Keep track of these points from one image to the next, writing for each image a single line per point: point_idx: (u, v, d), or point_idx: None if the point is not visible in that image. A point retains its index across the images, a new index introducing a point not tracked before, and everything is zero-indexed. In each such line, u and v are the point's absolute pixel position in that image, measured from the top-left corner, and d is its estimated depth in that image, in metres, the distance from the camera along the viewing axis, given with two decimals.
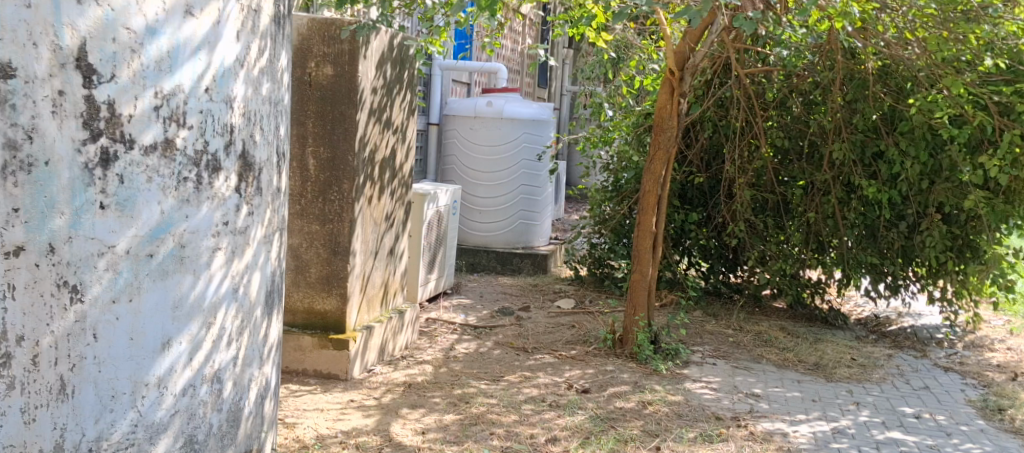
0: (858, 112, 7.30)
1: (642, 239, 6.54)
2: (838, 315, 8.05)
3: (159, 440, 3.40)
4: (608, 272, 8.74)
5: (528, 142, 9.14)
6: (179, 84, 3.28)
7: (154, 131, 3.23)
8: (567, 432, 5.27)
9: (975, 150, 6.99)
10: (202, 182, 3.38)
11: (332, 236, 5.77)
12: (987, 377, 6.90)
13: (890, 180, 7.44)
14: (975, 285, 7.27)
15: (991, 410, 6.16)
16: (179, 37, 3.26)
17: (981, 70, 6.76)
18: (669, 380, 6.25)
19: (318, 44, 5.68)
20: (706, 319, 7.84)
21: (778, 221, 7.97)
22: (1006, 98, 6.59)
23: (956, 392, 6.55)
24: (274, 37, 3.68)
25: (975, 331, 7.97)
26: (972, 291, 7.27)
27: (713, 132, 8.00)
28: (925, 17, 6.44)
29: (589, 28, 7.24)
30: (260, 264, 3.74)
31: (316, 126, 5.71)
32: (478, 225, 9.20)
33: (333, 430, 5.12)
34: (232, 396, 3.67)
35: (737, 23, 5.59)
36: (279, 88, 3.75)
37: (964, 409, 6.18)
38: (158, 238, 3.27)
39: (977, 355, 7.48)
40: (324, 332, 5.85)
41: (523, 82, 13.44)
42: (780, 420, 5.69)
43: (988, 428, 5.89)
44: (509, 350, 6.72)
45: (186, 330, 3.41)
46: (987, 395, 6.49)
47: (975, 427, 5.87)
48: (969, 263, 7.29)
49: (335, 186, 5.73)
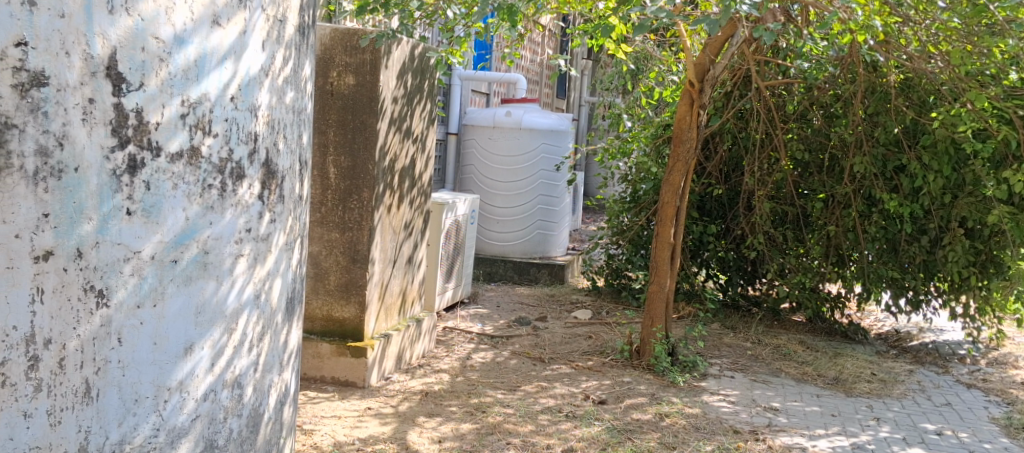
0: (880, 125, 7.32)
1: (661, 250, 6.56)
2: (859, 329, 8.06)
3: (180, 444, 3.42)
4: (625, 283, 8.77)
5: (546, 153, 9.17)
6: (205, 92, 3.30)
7: (179, 138, 3.24)
8: (585, 443, 5.28)
9: (999, 165, 7.01)
10: (226, 189, 3.40)
11: (352, 244, 5.81)
12: (1011, 395, 6.88)
13: (912, 194, 7.43)
14: (999, 301, 7.27)
15: (1014, 428, 6.15)
16: (206, 46, 3.28)
17: (1007, 84, 6.76)
18: (686, 392, 6.25)
19: (340, 54, 5.73)
20: (724, 332, 7.85)
21: (799, 234, 7.97)
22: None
23: (979, 409, 6.54)
24: (298, 46, 3.72)
25: (998, 348, 7.96)
26: (995, 307, 7.27)
27: (732, 143, 8.02)
28: (949, 30, 6.43)
29: (609, 40, 7.26)
30: (282, 271, 3.78)
31: (337, 135, 5.76)
32: (495, 234, 9.23)
33: (350, 437, 5.15)
34: (252, 402, 3.70)
35: (757, 33, 5.62)
36: (302, 97, 3.80)
37: (987, 427, 6.17)
38: (182, 244, 3.29)
39: (1000, 372, 7.47)
40: (342, 339, 5.87)
41: (542, 93, 13.48)
42: (800, 434, 5.70)
43: (1011, 446, 5.88)
44: (526, 360, 6.74)
45: (208, 336, 3.43)
46: (1010, 412, 6.47)
47: (999, 445, 5.86)
48: (992, 278, 7.25)
49: (354, 194, 5.77)
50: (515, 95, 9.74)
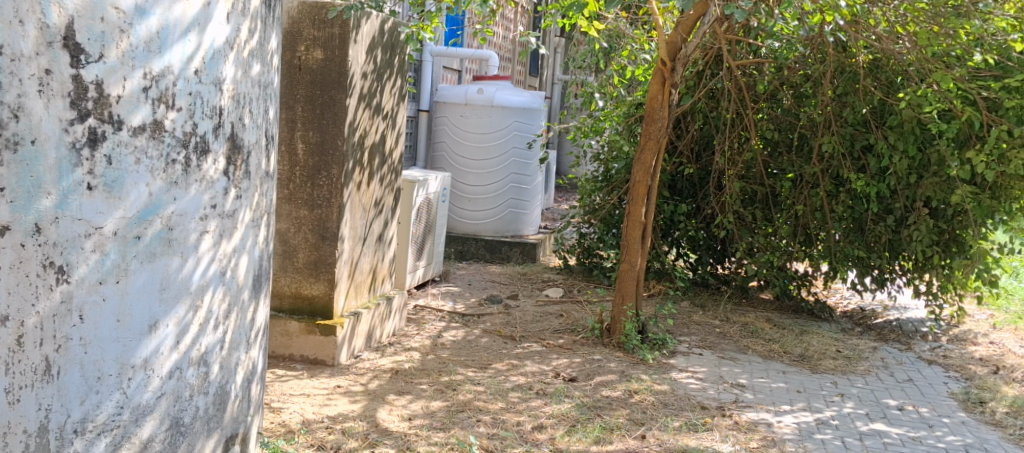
0: (848, 105, 7.34)
1: (632, 229, 6.53)
2: (825, 307, 8.10)
3: (146, 422, 3.44)
4: (597, 262, 8.75)
5: (518, 131, 9.15)
6: (169, 65, 3.34)
7: (142, 112, 3.27)
8: (554, 420, 5.28)
9: (963, 145, 7.02)
10: (190, 165, 3.46)
11: (321, 221, 5.76)
12: (969, 370, 6.94)
13: (879, 174, 7.46)
14: (960, 279, 7.30)
15: (972, 403, 6.20)
16: (169, 18, 3.32)
17: (971, 66, 6.84)
18: (656, 369, 6.26)
19: (308, 27, 5.67)
20: (694, 310, 7.87)
21: (767, 213, 7.96)
22: (996, 94, 6.67)
23: (940, 385, 6.58)
24: (263, 19, 3.79)
25: (959, 325, 8.03)
26: (957, 286, 7.30)
27: (703, 123, 7.98)
28: (916, 12, 6.54)
29: (581, 17, 7.22)
30: (247, 248, 3.85)
31: (305, 111, 5.70)
32: (468, 213, 9.20)
33: (319, 415, 5.11)
34: (218, 380, 3.76)
35: (729, 10, 5.63)
36: (268, 71, 3.87)
37: (946, 402, 6.21)
38: (146, 220, 3.33)
39: (961, 348, 7.53)
40: (311, 318, 5.83)
41: (514, 71, 13.39)
42: (765, 410, 5.72)
43: (969, 420, 5.93)
44: (496, 338, 6.72)
45: (173, 313, 3.48)
46: (968, 387, 6.52)
47: (957, 419, 5.90)
48: (955, 257, 7.33)
49: (323, 171, 5.71)
50: (487, 72, 9.66)
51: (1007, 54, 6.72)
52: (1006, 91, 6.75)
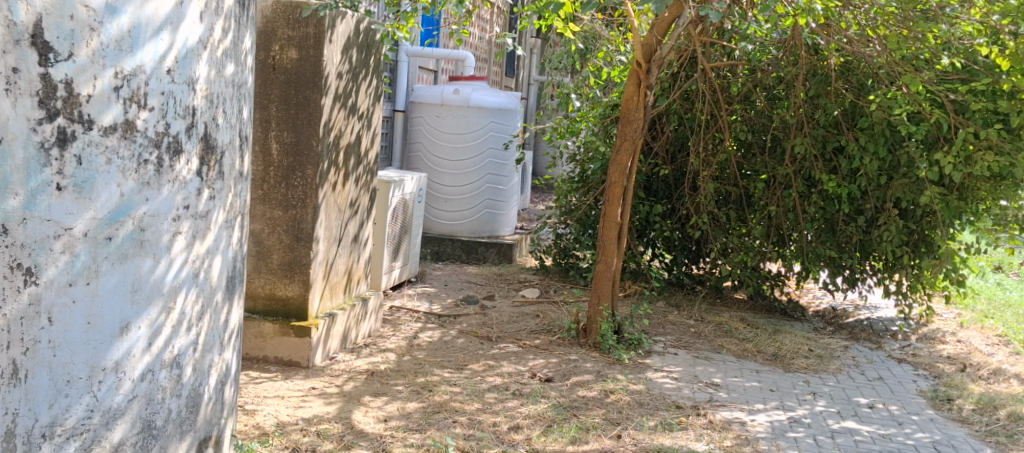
0: (820, 107, 7.37)
1: (608, 230, 6.53)
2: (797, 307, 8.14)
3: (116, 425, 3.40)
4: (573, 262, 8.74)
5: (494, 131, 9.13)
6: (140, 64, 3.30)
7: (113, 111, 3.24)
8: (530, 421, 5.27)
9: (931, 147, 7.08)
10: (163, 165, 3.43)
11: (295, 222, 5.72)
12: (937, 368, 6.98)
13: (850, 175, 7.49)
14: (929, 279, 7.39)
15: (940, 400, 6.23)
16: (141, 16, 3.28)
17: (939, 69, 6.91)
18: (631, 369, 6.26)
19: (283, 26, 5.63)
20: (670, 310, 7.87)
21: (741, 214, 7.97)
22: (962, 97, 6.72)
23: (909, 383, 6.61)
24: (237, 18, 3.77)
25: (927, 324, 8.09)
26: (926, 285, 7.40)
27: (678, 124, 7.99)
28: (885, 15, 6.58)
29: (557, 18, 7.20)
30: (221, 249, 3.82)
31: (280, 111, 5.66)
32: (444, 213, 9.17)
33: (293, 417, 5.08)
34: (191, 382, 3.73)
35: (704, 11, 5.63)
36: (242, 71, 3.85)
37: (915, 399, 6.24)
38: (117, 221, 3.30)
39: (929, 347, 7.58)
40: (286, 319, 5.79)
41: (490, 71, 13.37)
42: (739, 409, 5.72)
43: (937, 417, 5.95)
44: (472, 339, 6.70)
45: (145, 315, 3.44)
46: (936, 385, 6.55)
47: (925, 416, 5.93)
48: (924, 257, 7.39)
49: (298, 171, 5.67)
50: (463, 72, 9.61)
51: (972, 58, 6.79)
52: (972, 94, 6.81)
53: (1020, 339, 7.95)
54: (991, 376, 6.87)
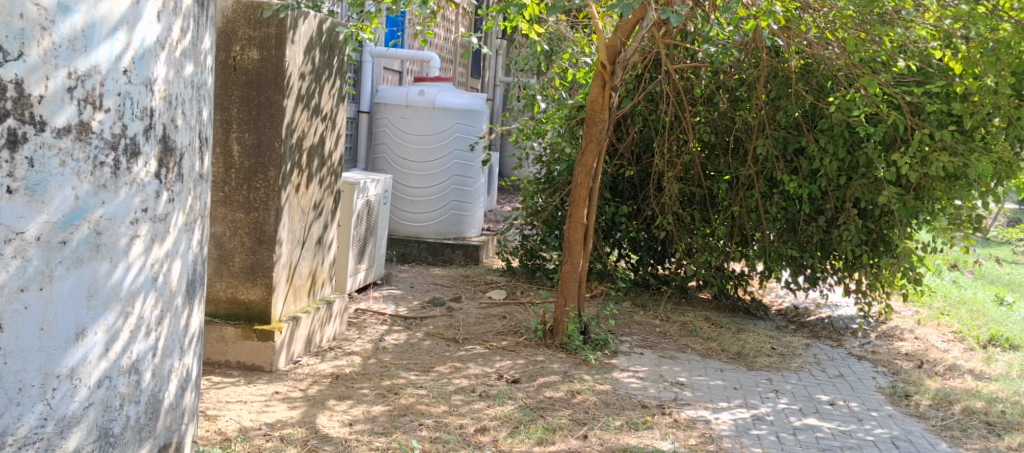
0: (781, 109, 7.39)
1: (574, 231, 6.50)
2: (760, 306, 8.15)
3: (71, 434, 3.33)
4: (540, 263, 8.70)
5: (460, 133, 9.08)
6: (95, 64, 3.24)
7: (67, 112, 3.18)
8: (496, 422, 5.23)
9: (890, 147, 7.15)
10: (119, 167, 3.37)
11: (257, 224, 5.65)
12: (896, 365, 7.01)
13: (810, 176, 7.51)
14: (888, 277, 7.46)
15: (899, 396, 6.25)
16: (95, 15, 3.22)
17: (896, 71, 6.96)
18: (597, 369, 6.24)
19: (244, 27, 5.56)
20: (635, 310, 7.85)
21: (705, 214, 7.96)
22: (918, 99, 6.75)
23: (868, 379, 6.63)
24: (196, 18, 3.71)
25: (886, 321, 8.13)
26: (885, 284, 7.45)
27: (643, 125, 7.98)
28: (844, 18, 6.62)
29: (522, 19, 7.17)
30: (181, 252, 3.76)
31: (241, 112, 5.59)
32: (409, 215, 9.12)
33: (256, 422, 5.01)
34: (151, 388, 3.66)
35: (665, 14, 5.60)
36: (201, 71, 3.79)
37: (874, 396, 6.26)
38: (72, 225, 3.23)
39: (888, 344, 7.61)
40: (248, 323, 5.72)
41: (456, 72, 13.32)
42: (704, 407, 5.71)
43: (896, 413, 5.97)
44: (439, 341, 6.65)
45: (101, 320, 3.38)
46: (895, 381, 6.58)
47: (884, 412, 5.94)
48: (882, 256, 7.45)
49: (260, 173, 5.60)
50: (429, 73, 9.54)
51: (927, 60, 6.86)
52: (928, 96, 6.88)
53: (975, 334, 8.01)
54: (947, 372, 6.91)
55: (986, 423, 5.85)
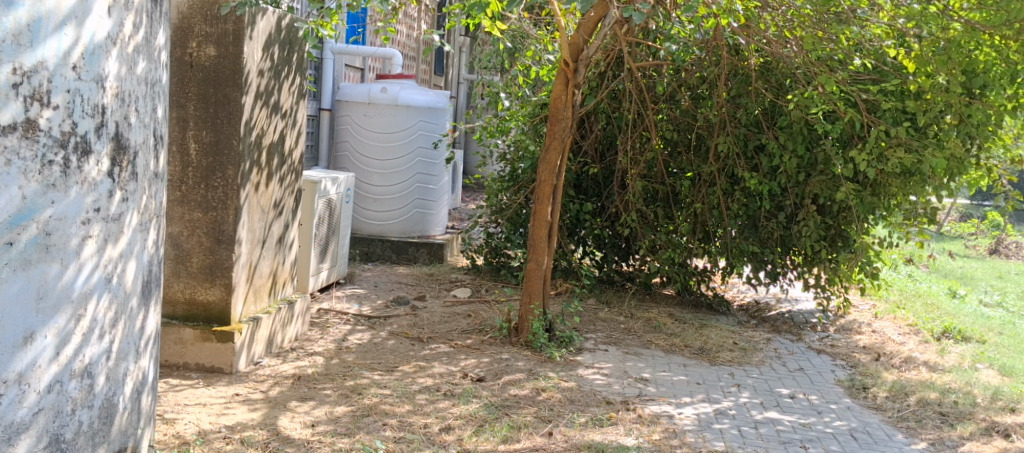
0: (741, 107, 7.37)
1: (538, 229, 6.44)
2: (723, 301, 8.14)
3: (20, 440, 3.23)
4: (504, 261, 8.64)
5: (423, 130, 9.00)
6: (41, 61, 3.16)
7: (12, 110, 3.10)
8: (461, 421, 5.17)
9: (847, 145, 7.19)
10: (69, 166, 3.28)
11: (216, 224, 5.55)
12: (854, 358, 7.01)
13: (770, 173, 7.51)
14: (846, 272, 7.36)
15: (857, 389, 6.25)
16: (41, 9, 3.14)
17: (852, 69, 6.98)
18: (563, 367, 6.19)
19: (200, 23, 5.47)
20: (599, 307, 7.81)
21: (668, 211, 7.92)
22: (873, 96, 6.78)
23: (828, 373, 6.63)
24: (149, 14, 3.61)
25: (845, 315, 8.15)
26: (843, 278, 7.42)
27: (606, 123, 7.95)
28: (801, 17, 6.62)
29: (484, 16, 7.09)
30: (136, 253, 3.67)
31: (198, 110, 5.50)
32: (372, 213, 9.04)
33: (216, 425, 4.92)
34: (104, 392, 3.57)
35: (627, 11, 5.56)
36: (155, 68, 3.69)
37: (833, 389, 6.25)
38: (19, 226, 3.15)
39: (846, 338, 7.63)
40: (207, 324, 5.62)
41: (418, 69, 13.25)
42: (667, 403, 5.68)
43: (854, 405, 5.97)
44: (403, 340, 6.57)
45: (51, 323, 3.29)
46: (853, 374, 6.58)
47: (843, 405, 5.94)
48: (841, 251, 7.46)
49: (218, 172, 5.51)
50: (391, 70, 9.45)
51: (882, 59, 6.88)
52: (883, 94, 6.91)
53: (929, 327, 8.05)
54: (903, 364, 6.92)
55: (940, 413, 5.86)
